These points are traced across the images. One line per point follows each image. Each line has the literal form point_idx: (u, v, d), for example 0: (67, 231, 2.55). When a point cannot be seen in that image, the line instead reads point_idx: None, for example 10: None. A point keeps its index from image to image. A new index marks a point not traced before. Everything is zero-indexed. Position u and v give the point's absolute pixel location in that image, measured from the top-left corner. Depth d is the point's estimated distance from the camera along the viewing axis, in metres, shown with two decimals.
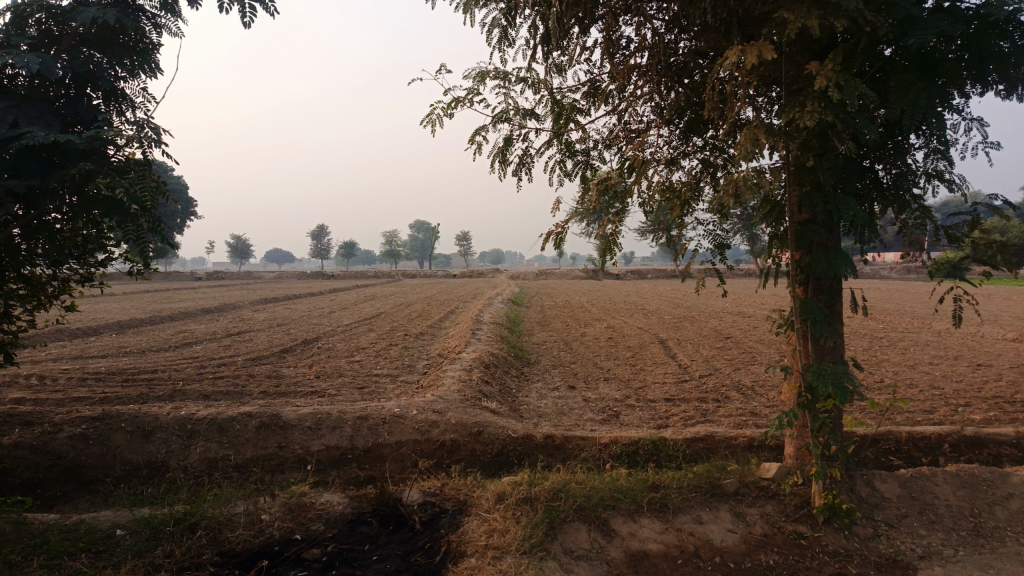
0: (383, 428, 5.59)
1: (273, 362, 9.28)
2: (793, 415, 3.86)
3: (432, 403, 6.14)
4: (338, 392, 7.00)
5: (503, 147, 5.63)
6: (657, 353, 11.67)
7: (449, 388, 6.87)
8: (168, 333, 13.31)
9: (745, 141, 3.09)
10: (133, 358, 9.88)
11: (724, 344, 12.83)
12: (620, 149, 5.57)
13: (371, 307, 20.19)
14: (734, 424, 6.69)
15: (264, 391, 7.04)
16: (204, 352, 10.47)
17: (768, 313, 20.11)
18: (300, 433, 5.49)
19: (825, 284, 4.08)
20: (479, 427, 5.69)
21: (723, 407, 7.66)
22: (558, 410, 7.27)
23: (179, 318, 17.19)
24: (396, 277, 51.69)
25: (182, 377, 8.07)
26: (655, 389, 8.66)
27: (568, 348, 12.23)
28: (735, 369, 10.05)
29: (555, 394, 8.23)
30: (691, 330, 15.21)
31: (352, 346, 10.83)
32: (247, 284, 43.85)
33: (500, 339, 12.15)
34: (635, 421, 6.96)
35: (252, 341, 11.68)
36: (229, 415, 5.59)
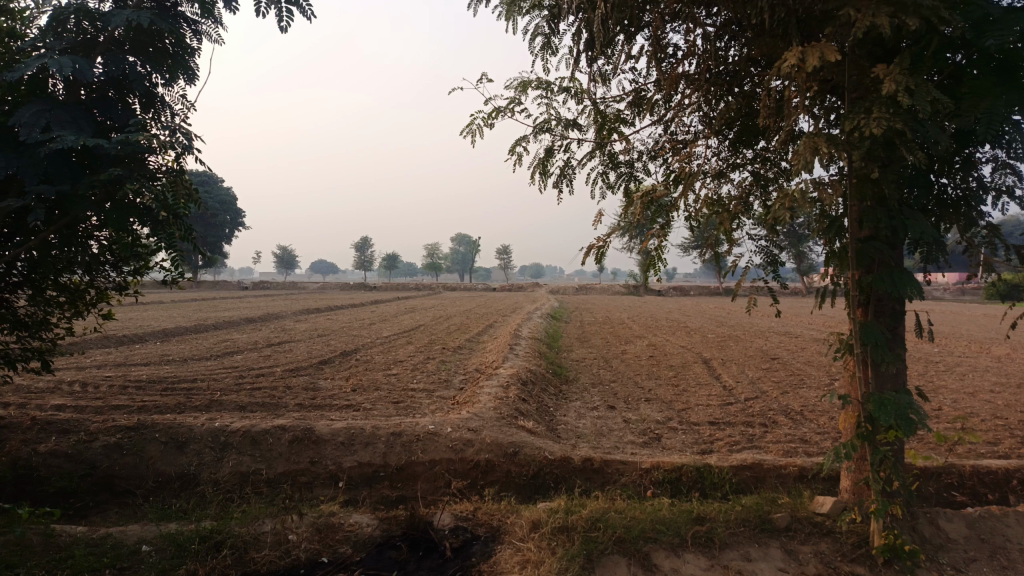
0: (417, 445, 5.44)
1: (310, 373, 9.26)
2: (851, 447, 3.59)
3: (467, 420, 5.98)
4: (373, 406, 6.89)
5: (544, 158, 5.48)
6: (700, 373, 11.34)
7: (485, 405, 6.71)
8: (211, 341, 13.46)
9: (803, 151, 2.87)
10: (174, 367, 9.97)
11: (770, 365, 12.42)
12: (666, 160, 5.37)
13: (410, 319, 20.21)
14: (783, 451, 6.37)
15: (299, 403, 6.97)
16: (244, 362, 10.52)
17: (816, 333, 19.53)
18: (333, 449, 5.38)
19: (888, 306, 3.80)
20: (515, 447, 5.51)
21: (770, 432, 7.33)
22: (597, 431, 7.04)
23: (223, 326, 17.43)
24: (437, 290, 51.97)
25: (221, 387, 8.07)
26: (698, 411, 8.36)
27: (608, 365, 11.98)
28: (783, 392, 9.68)
29: (594, 414, 8.01)
30: (736, 350, 14.80)
31: (389, 358, 10.77)
32: (290, 295, 44.53)
33: (538, 355, 11.96)
34: (678, 445, 6.70)
35: (291, 352, 11.72)
36: (262, 427, 5.52)
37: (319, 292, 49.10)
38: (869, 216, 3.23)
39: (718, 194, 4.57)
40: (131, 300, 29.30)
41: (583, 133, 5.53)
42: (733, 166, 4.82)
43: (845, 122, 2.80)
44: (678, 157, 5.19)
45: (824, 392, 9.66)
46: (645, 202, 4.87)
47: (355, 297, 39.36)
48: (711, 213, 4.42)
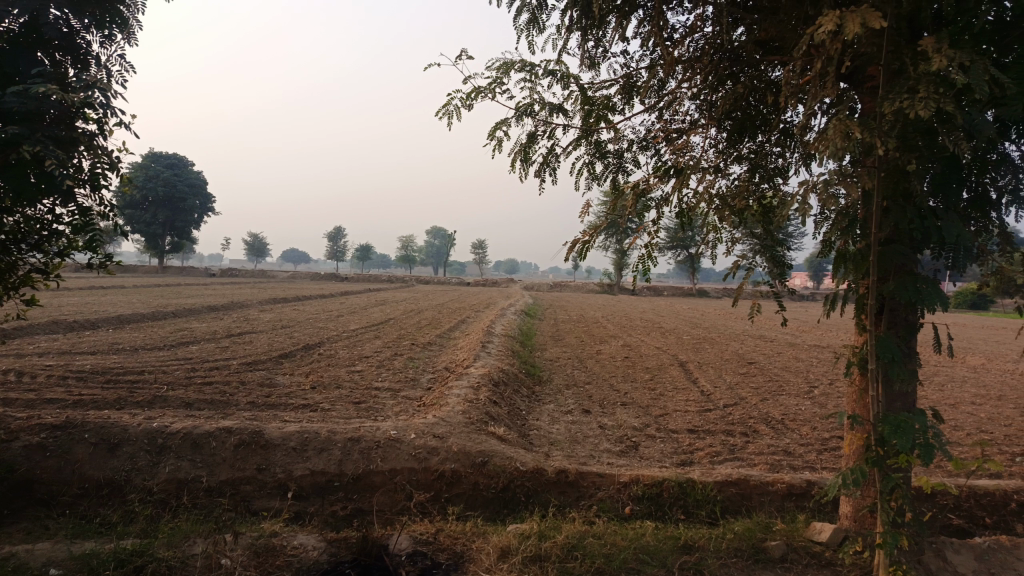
0: (376, 453, 4.97)
1: (269, 367, 8.75)
2: (861, 473, 3.20)
3: (433, 425, 5.52)
4: (332, 407, 6.41)
5: (526, 144, 5.06)
6: (677, 376, 11.00)
7: (454, 408, 6.25)
8: (167, 330, 12.83)
9: (832, 135, 2.49)
10: (123, 357, 9.36)
11: (747, 370, 12.13)
12: (657, 151, 4.99)
13: (380, 313, 19.64)
14: (768, 465, 6.01)
15: (252, 402, 6.46)
16: (200, 353, 9.95)
17: (790, 337, 19.36)
18: (283, 455, 4.89)
19: (902, 317, 3.43)
20: (484, 456, 5.07)
21: (752, 443, 6.98)
22: (571, 439, 6.64)
23: (183, 314, 16.75)
24: (409, 282, 51.37)
25: (169, 381, 7.52)
26: (676, 418, 8.00)
27: (582, 366, 11.59)
28: (762, 398, 9.37)
29: (568, 418, 7.61)
30: (711, 353, 14.51)
31: (355, 354, 10.26)
32: (258, 283, 43.62)
33: (511, 353, 11.54)
34: (656, 456, 6.32)
35: (251, 344, 11.15)
36: (206, 429, 5.01)
37: (287, 281, 48.19)
38: (894, 216, 2.86)
39: (717, 187, 4.18)
40: (89, 286, 28.27)
41: (568, 119, 5.12)
42: (730, 158, 4.45)
43: (883, 102, 2.43)
44: (671, 148, 4.81)
45: (804, 400, 9.37)
46: (636, 194, 4.46)
47: (325, 287, 38.57)
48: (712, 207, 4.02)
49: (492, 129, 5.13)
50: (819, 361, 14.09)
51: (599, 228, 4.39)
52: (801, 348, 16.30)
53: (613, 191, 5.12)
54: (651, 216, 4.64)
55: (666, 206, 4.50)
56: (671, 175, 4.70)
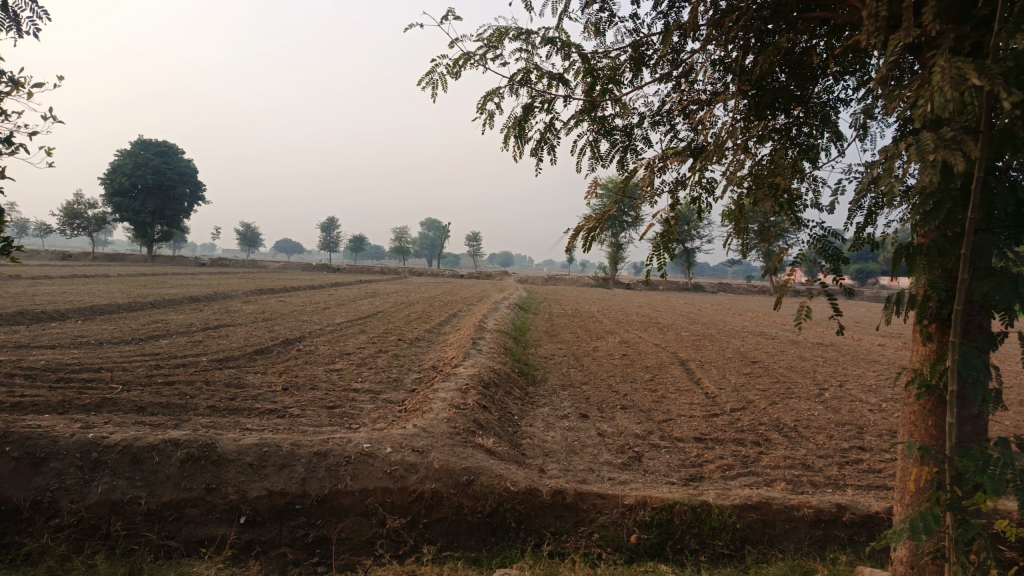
0: (345, 470, 4.33)
1: (241, 365, 8.06)
2: (935, 520, 2.56)
3: (413, 437, 4.86)
4: (302, 413, 5.74)
5: (521, 118, 4.42)
6: (679, 376, 10.38)
7: (438, 416, 5.60)
8: (141, 322, 12.09)
9: (938, 82, 1.83)
10: (84, 351, 8.65)
11: (752, 370, 11.50)
12: (675, 128, 4.35)
13: (368, 305, 18.97)
14: (787, 483, 5.39)
15: (212, 406, 5.79)
16: (168, 348, 9.24)
17: (792, 334, 18.74)
18: (237, 472, 4.24)
19: (978, 325, 2.78)
20: (470, 475, 4.43)
21: (766, 454, 6.35)
22: (568, 450, 6.00)
23: (161, 305, 15.98)
24: (402, 274, 50.67)
25: (127, 379, 6.83)
26: (681, 424, 7.36)
27: (579, 365, 10.94)
28: (771, 402, 8.74)
29: (564, 424, 6.97)
30: (713, 351, 13.85)
31: (336, 350, 9.58)
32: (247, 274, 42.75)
33: (503, 350, 10.88)
34: (662, 470, 5.69)
35: (227, 338, 10.45)
36: (149, 439, 4.35)
37: (278, 271, 47.37)
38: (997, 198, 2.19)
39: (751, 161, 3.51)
40: (72, 275, 27.33)
41: (570, 90, 4.48)
42: (765, 128, 3.76)
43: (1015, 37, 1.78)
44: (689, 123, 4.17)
45: (816, 404, 8.75)
46: (656, 173, 3.77)
47: (314, 280, 37.73)
48: (746, 183, 3.32)
49: (482, 101, 4.50)
50: (825, 360, 13.48)
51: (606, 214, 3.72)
52: (805, 347, 15.68)
53: (620, 172, 4.48)
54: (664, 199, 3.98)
55: (685, 190, 3.85)
56: (689, 153, 4.04)
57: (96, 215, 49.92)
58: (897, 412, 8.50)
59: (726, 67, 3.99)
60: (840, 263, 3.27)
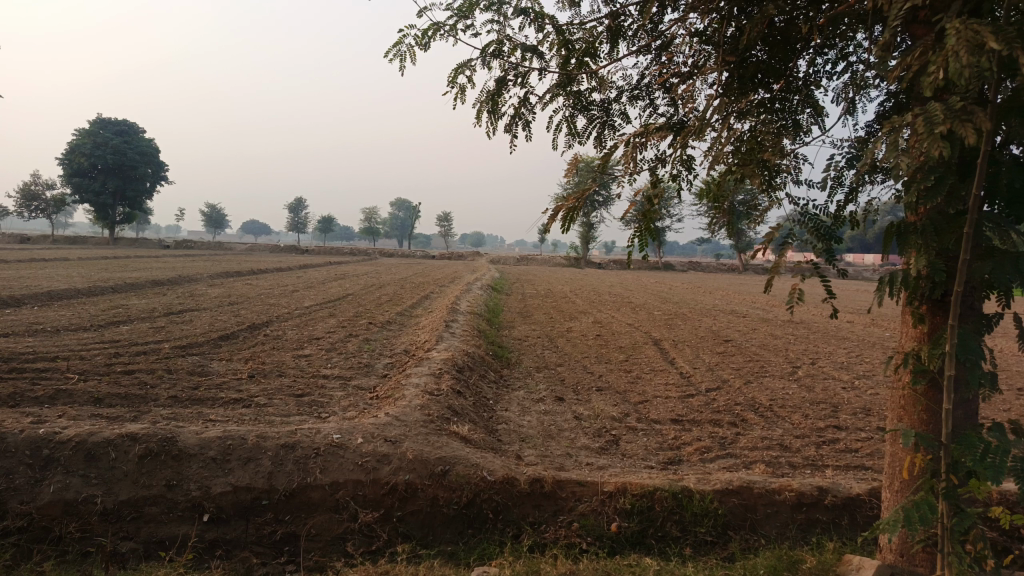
0: (314, 462, 4.15)
1: (205, 351, 7.78)
2: (930, 508, 2.48)
3: (385, 426, 4.70)
4: (269, 402, 5.53)
5: (494, 92, 4.24)
6: (654, 356, 10.32)
7: (410, 403, 5.43)
8: (100, 307, 11.67)
9: (950, 47, 1.70)
10: (39, 338, 8.29)
11: (726, 349, 11.51)
12: (653, 103, 4.20)
13: (338, 288, 18.60)
14: (765, 465, 5.34)
15: (174, 396, 5.54)
16: (129, 335, 8.90)
17: (763, 312, 18.86)
18: (200, 468, 4.04)
19: (971, 306, 2.69)
20: (445, 464, 4.28)
21: (743, 435, 6.30)
22: (545, 434, 5.88)
23: (122, 289, 15.48)
24: (371, 255, 50.12)
25: (83, 369, 6.53)
26: (658, 405, 7.29)
27: (553, 346, 10.82)
28: (746, 381, 8.72)
29: (540, 408, 6.85)
30: (686, 330, 13.84)
31: (304, 335, 9.32)
32: (212, 256, 41.88)
33: (476, 332, 10.71)
34: (641, 453, 5.61)
35: (190, 324, 10.12)
36: (104, 434, 4.12)
37: (244, 253, 46.48)
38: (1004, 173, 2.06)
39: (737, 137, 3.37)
40: (29, 259, 26.44)
41: (545, 63, 4.30)
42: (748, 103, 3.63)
43: None
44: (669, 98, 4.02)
45: (790, 382, 8.76)
46: (638, 150, 3.61)
47: (282, 262, 37.09)
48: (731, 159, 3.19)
49: (452, 74, 4.30)
50: (796, 337, 13.56)
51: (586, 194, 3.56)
52: (776, 324, 15.77)
53: (597, 149, 4.32)
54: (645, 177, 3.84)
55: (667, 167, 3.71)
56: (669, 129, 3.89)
57: (54, 196, 48.41)
58: (869, 390, 8.54)
59: (707, 39, 3.83)
60: (832, 243, 3.18)
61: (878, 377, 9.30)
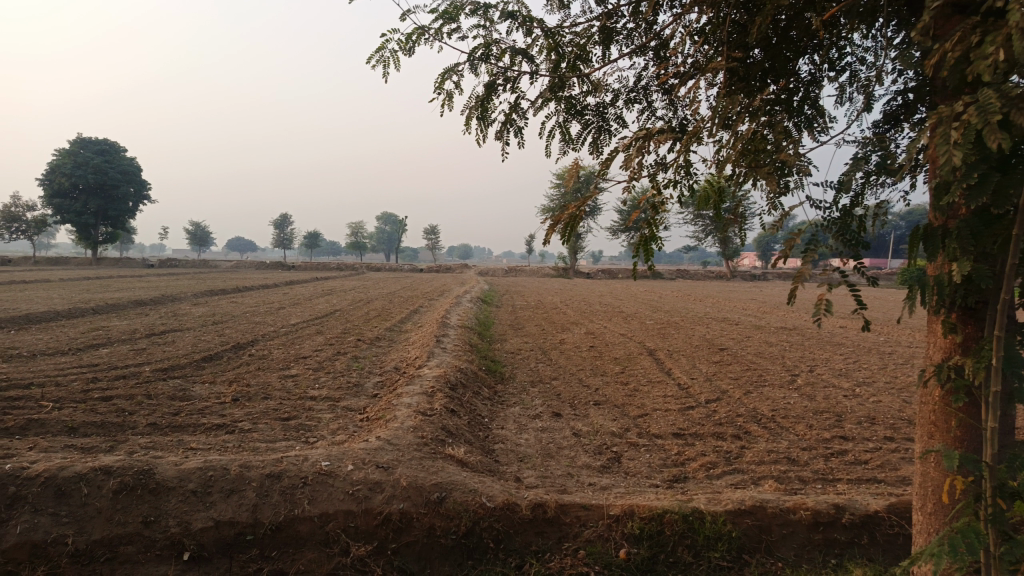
0: (302, 493, 3.90)
1: (188, 374, 7.49)
2: (978, 535, 2.27)
3: (376, 451, 4.45)
4: (254, 427, 5.26)
5: (483, 97, 4.04)
6: (650, 367, 10.11)
7: (403, 425, 5.19)
8: (80, 330, 11.31)
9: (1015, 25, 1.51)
10: (13, 364, 7.95)
11: (722, 358, 11.33)
12: (651, 105, 4.00)
13: (325, 304, 18.28)
14: (774, 482, 5.13)
15: (153, 423, 5.26)
16: (108, 358, 8.58)
17: (755, 319, 18.74)
18: (179, 502, 3.78)
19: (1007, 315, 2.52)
20: (441, 491, 4.04)
21: (748, 449, 6.10)
22: (544, 453, 5.64)
23: (103, 310, 15.09)
24: (358, 270, 49.73)
25: (58, 396, 6.23)
26: (658, 419, 7.07)
27: (547, 359, 10.59)
28: (745, 391, 8.52)
29: (537, 425, 6.62)
30: (680, 339, 13.64)
31: (290, 354, 9.04)
32: (198, 274, 41.34)
33: (468, 347, 10.46)
34: (644, 471, 5.39)
35: (173, 345, 9.80)
36: (76, 468, 3.85)
37: (230, 271, 45.97)
38: None
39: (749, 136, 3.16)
40: (8, 281, 25.86)
41: (536, 66, 4.10)
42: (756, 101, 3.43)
43: None
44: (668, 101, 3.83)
45: (791, 391, 8.58)
46: (642, 153, 3.39)
47: (268, 278, 36.62)
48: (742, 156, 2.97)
49: (440, 79, 4.09)
50: (791, 344, 13.41)
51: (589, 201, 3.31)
52: (769, 331, 15.65)
53: (594, 155, 4.13)
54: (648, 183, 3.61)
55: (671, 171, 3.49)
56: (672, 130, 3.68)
57: (35, 217, 47.72)
58: (871, 397, 8.38)
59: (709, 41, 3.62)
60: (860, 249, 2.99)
61: (879, 385, 9.14)
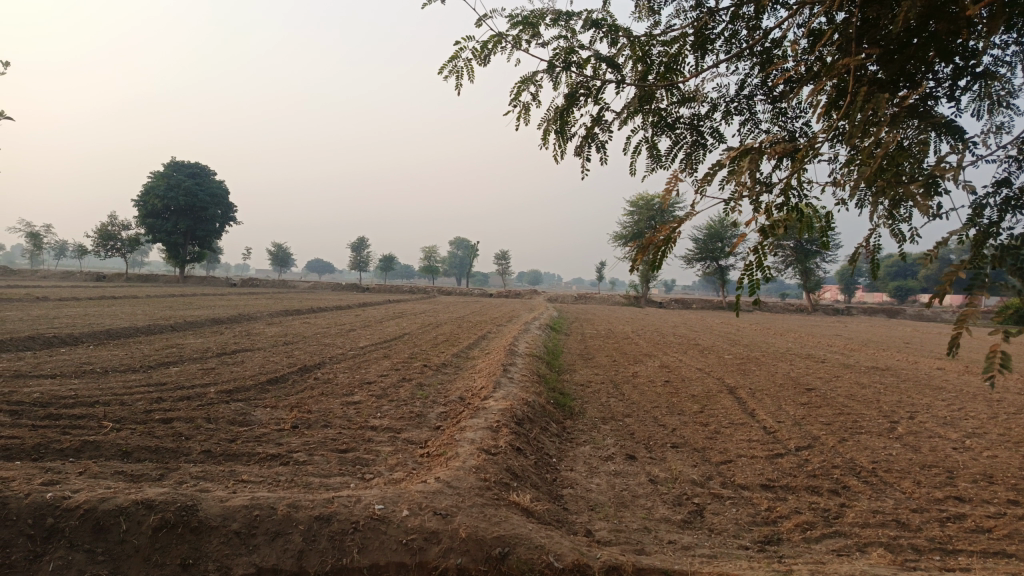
0: (352, 540, 3.55)
1: (251, 397, 7.33)
2: None
3: (435, 494, 4.07)
4: (309, 459, 4.98)
5: (563, 110, 3.73)
6: (731, 407, 9.44)
7: (465, 464, 4.80)
8: (156, 347, 11.48)
9: None
10: (85, 381, 7.99)
11: (810, 399, 10.51)
12: (754, 116, 3.59)
13: (394, 327, 18.21)
14: (884, 552, 4.48)
15: (208, 450, 5.05)
16: (176, 377, 8.56)
17: (843, 357, 17.61)
18: (221, 543, 3.49)
19: None
20: (504, 546, 3.61)
21: (849, 508, 5.42)
22: (618, 502, 5.14)
23: (180, 328, 15.38)
24: (429, 293, 50.11)
25: (119, 416, 6.12)
26: (743, 467, 6.45)
27: (620, 393, 10.05)
28: (840, 439, 7.76)
29: (609, 468, 6.12)
30: (762, 377, 12.81)
31: (355, 379, 8.82)
32: (277, 294, 42.45)
33: (536, 378, 10.04)
34: (731, 529, 4.82)
35: (241, 366, 9.75)
36: (117, 500, 3.63)
37: (306, 291, 47.04)
38: None
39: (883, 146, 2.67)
40: (99, 297, 26.99)
41: (622, 77, 3.75)
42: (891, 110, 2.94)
43: None
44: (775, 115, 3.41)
45: (891, 441, 7.77)
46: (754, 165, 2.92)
47: (342, 299, 37.24)
48: (871, 168, 2.52)
49: (516, 89, 3.87)
50: (886, 387, 12.41)
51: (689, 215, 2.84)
52: (859, 371, 14.61)
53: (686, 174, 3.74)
54: (752, 202, 3.16)
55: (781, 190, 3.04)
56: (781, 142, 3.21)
57: (129, 236, 50.18)
58: (985, 451, 7.48)
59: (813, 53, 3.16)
60: None
61: (993, 437, 8.22)
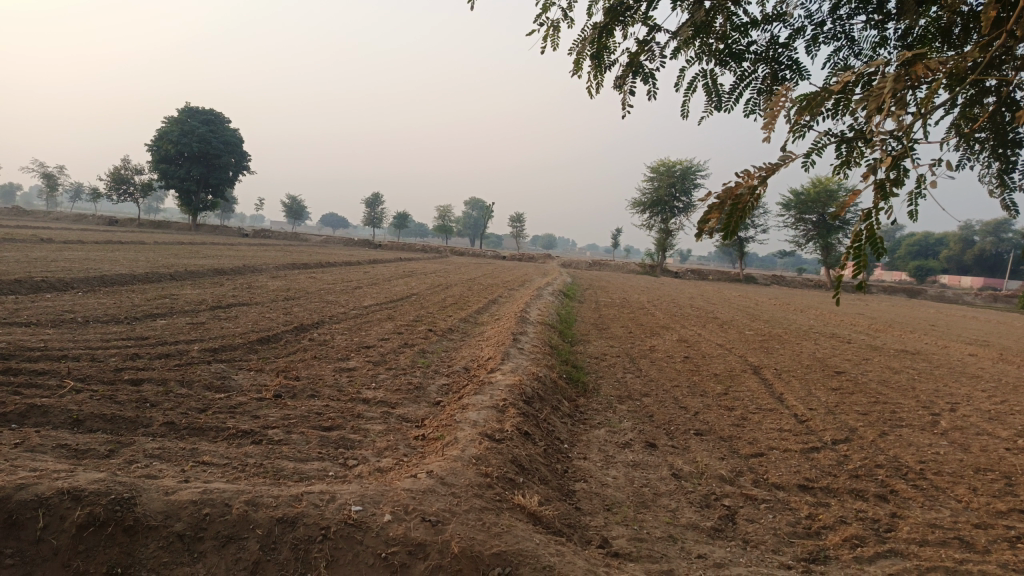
0: (318, 552, 2.89)
1: (236, 358, 6.68)
2: None
3: (424, 495, 3.39)
4: (287, 438, 4.32)
5: (607, 27, 3.08)
6: (757, 390, 8.72)
7: (463, 454, 4.13)
8: (147, 296, 10.85)
9: None
10: (61, 331, 7.37)
11: (841, 384, 9.78)
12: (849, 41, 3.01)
13: (403, 286, 17.54)
14: None
15: (170, 422, 4.40)
16: (161, 331, 7.94)
17: (869, 338, 16.79)
18: (160, 548, 2.83)
19: None
20: (504, 566, 2.94)
21: (902, 519, 4.73)
22: (639, 502, 4.47)
23: (179, 278, 14.76)
24: (442, 252, 49.45)
25: (83, 375, 5.48)
26: (777, 462, 5.75)
27: (638, 369, 9.36)
28: (880, 433, 7.05)
29: (627, 457, 5.46)
30: (787, 357, 12.04)
31: (353, 342, 8.15)
32: (287, 246, 41.86)
33: (548, 349, 9.35)
34: (770, 542, 4.13)
35: (233, 321, 9.11)
36: (39, 488, 2.98)
37: (317, 245, 46.39)
38: None
39: None
40: (106, 241, 26.47)
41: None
42: None
43: None
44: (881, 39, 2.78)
45: (937, 438, 7.04)
46: (882, 94, 2.18)
47: (352, 254, 36.72)
48: None
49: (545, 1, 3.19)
50: (919, 373, 11.64)
51: (784, 163, 2.18)
52: (888, 354, 13.84)
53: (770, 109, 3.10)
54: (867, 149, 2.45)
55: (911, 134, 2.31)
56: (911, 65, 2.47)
57: (143, 181, 49.63)
58: None
59: None
60: None
61: None
